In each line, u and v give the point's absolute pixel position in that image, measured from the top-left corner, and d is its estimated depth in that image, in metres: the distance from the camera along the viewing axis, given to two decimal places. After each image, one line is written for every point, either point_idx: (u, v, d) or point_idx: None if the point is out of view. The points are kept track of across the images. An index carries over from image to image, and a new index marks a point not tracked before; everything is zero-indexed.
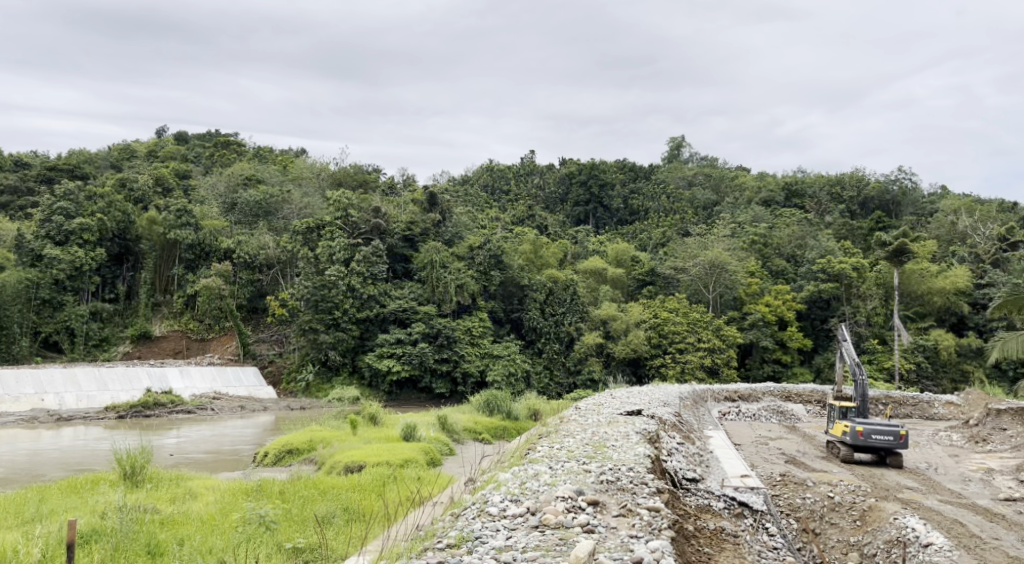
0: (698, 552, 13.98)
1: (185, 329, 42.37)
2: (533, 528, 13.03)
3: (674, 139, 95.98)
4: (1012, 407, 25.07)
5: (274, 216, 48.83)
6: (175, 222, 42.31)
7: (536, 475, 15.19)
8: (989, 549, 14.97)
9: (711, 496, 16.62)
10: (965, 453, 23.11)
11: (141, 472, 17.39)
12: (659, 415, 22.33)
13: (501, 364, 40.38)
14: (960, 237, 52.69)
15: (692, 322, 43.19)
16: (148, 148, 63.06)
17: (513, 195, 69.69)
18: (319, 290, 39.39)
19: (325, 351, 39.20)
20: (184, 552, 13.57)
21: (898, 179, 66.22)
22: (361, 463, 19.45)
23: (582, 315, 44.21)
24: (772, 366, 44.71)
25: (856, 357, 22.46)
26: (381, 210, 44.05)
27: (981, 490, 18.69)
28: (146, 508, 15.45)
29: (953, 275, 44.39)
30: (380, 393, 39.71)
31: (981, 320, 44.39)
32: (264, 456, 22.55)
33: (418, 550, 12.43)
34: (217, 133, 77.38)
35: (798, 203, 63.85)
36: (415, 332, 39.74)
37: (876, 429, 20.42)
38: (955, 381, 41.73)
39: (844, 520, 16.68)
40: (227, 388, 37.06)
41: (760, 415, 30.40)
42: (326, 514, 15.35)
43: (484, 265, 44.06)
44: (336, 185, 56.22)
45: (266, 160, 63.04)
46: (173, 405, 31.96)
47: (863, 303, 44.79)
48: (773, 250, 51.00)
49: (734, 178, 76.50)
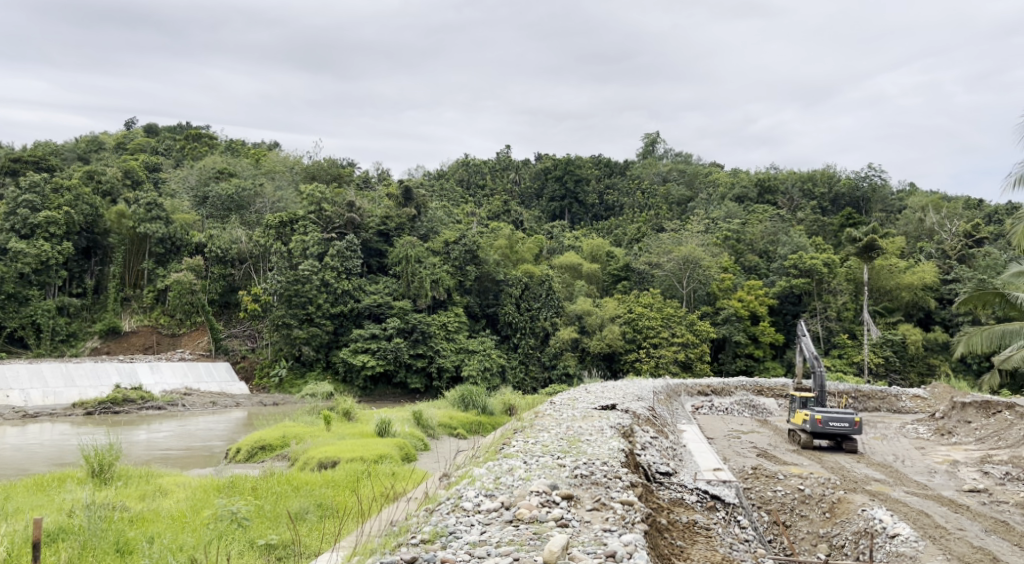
0: (671, 545, 14.08)
1: (155, 324, 42.24)
2: (507, 523, 13.06)
3: (649, 135, 96.45)
4: (976, 400, 25.46)
5: (246, 209, 48.28)
6: (145, 215, 41.71)
7: (511, 469, 15.22)
8: (954, 539, 15.16)
9: (683, 489, 16.72)
10: (932, 445, 23.44)
11: (109, 469, 17.21)
12: (633, 410, 22.47)
13: (477, 360, 40.59)
14: (928, 234, 53.48)
15: (665, 318, 43.23)
16: (116, 140, 62.01)
17: (489, 191, 69.73)
18: (291, 285, 39.04)
19: (299, 346, 39.25)
20: (154, 550, 13.39)
21: (868, 176, 66.94)
22: (335, 459, 19.42)
23: (558, 309, 44.81)
24: (744, 361, 44.89)
25: (814, 350, 22.73)
26: (355, 204, 43.64)
27: (947, 481, 18.97)
28: (115, 506, 15.28)
29: (921, 271, 44.87)
30: (354, 388, 39.62)
31: (948, 315, 44.94)
32: (236, 452, 22.44)
33: (392, 546, 12.44)
34: (185, 127, 76.63)
35: (771, 199, 64.26)
36: (391, 327, 39.63)
37: (833, 415, 20.87)
38: (922, 375, 42.08)
39: (814, 512, 16.91)
40: (199, 383, 36.82)
41: (732, 409, 30.69)
42: (300, 511, 15.27)
43: (460, 260, 44.05)
44: (310, 179, 55.64)
45: (238, 153, 62.47)
46: (143, 399, 31.61)
47: (834, 298, 45.34)
48: (746, 246, 51.48)
49: (708, 175, 76.99)
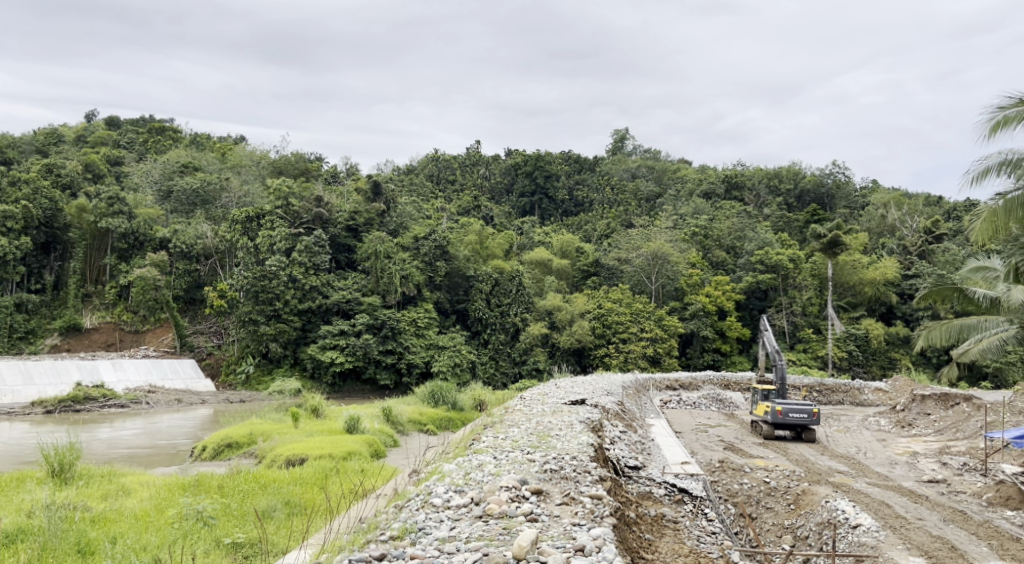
0: (640, 539, 14.12)
1: (117, 320, 41.39)
2: (477, 518, 13.06)
3: (618, 131, 96.84)
4: (936, 393, 26.03)
5: (212, 204, 47.59)
6: (107, 210, 40.99)
7: (481, 465, 15.20)
8: (914, 529, 15.39)
9: (652, 483, 16.87)
10: (892, 437, 23.86)
11: (70, 468, 16.95)
12: (603, 404, 22.55)
13: (447, 356, 40.52)
14: (890, 230, 54.17)
15: (634, 313, 43.43)
16: (76, 133, 60.82)
17: (458, 185, 69.59)
18: (258, 281, 38.52)
19: (265, 343, 38.81)
20: (117, 550, 13.19)
21: (833, 173, 67.98)
22: (303, 457, 19.27)
23: (528, 305, 44.37)
24: (712, 355, 45.19)
25: (776, 344, 23.01)
26: (323, 199, 43.24)
27: (907, 472, 19.28)
28: (76, 506, 15.05)
29: (883, 267, 45.53)
30: (322, 385, 39.29)
31: (909, 309, 45.69)
32: (202, 450, 22.16)
33: (361, 542, 12.38)
34: (149, 119, 75.51)
35: (738, 195, 64.86)
36: (359, 323, 39.39)
37: (793, 407, 21.34)
38: (884, 368, 42.57)
39: (779, 504, 17.09)
40: (163, 381, 36.29)
41: (700, 403, 30.91)
42: (267, 508, 15.14)
43: (430, 256, 43.96)
44: (276, 173, 55.04)
45: (203, 147, 61.69)
46: (104, 398, 31.11)
47: (799, 294, 45.91)
48: (713, 242, 51.84)
49: (676, 172, 77.57)
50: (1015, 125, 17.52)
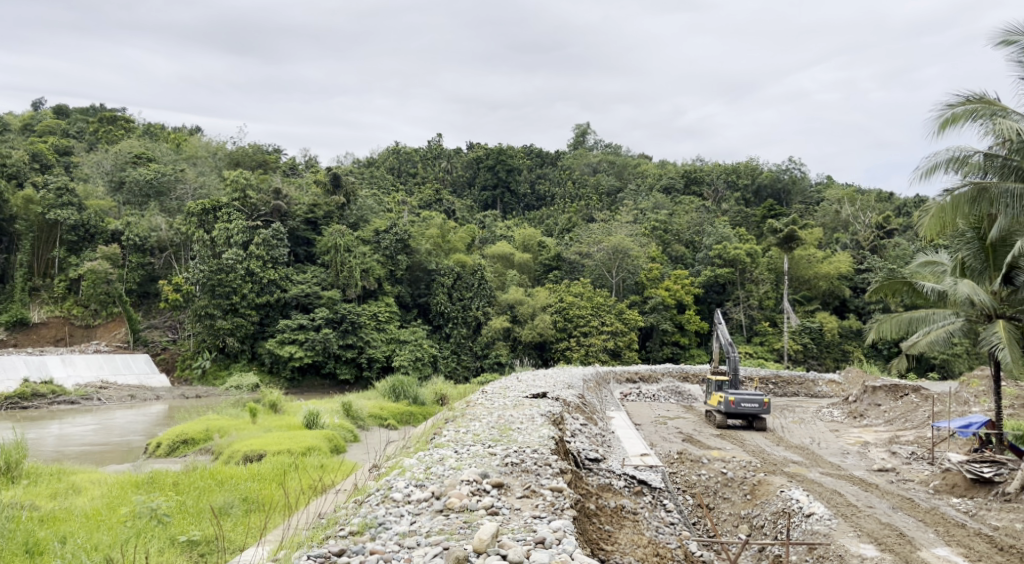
0: (600, 530, 14.15)
1: (67, 314, 40.37)
2: (438, 512, 12.99)
3: (579, 126, 97.04)
4: (886, 385, 26.41)
5: (167, 196, 46.75)
6: (55, 201, 40.03)
7: (442, 459, 15.14)
8: (864, 517, 15.68)
9: (611, 475, 16.96)
10: (844, 427, 24.22)
11: (17, 467, 16.51)
12: (563, 398, 22.57)
13: (408, 350, 40.39)
14: (843, 225, 54.95)
15: (595, 307, 43.74)
16: (21, 121, 59.12)
17: (420, 178, 69.46)
18: (214, 274, 38.00)
19: (222, 336, 38.33)
20: (66, 550, 12.91)
21: (789, 169, 68.83)
22: (261, 453, 18.98)
23: (490, 299, 44.56)
24: (671, 348, 45.88)
25: (729, 338, 23.29)
26: (281, 192, 42.90)
27: (858, 462, 19.63)
28: (24, 506, 14.68)
29: (837, 261, 46.20)
30: (280, 380, 38.96)
31: (861, 303, 46.73)
32: (156, 447, 21.72)
33: (319, 539, 12.28)
34: (99, 107, 73.80)
35: (696, 190, 65.49)
36: (318, 318, 39.02)
37: (744, 397, 21.68)
38: (837, 360, 43.39)
39: (736, 494, 17.30)
40: (115, 376, 35.59)
41: (659, 395, 31.16)
42: (223, 506, 14.87)
43: (390, 249, 43.54)
44: (233, 165, 54.21)
45: (157, 138, 60.55)
46: (53, 394, 30.55)
47: (756, 287, 46.45)
48: (673, 236, 52.23)
49: (636, 167, 78.03)
50: (962, 124, 17.87)
